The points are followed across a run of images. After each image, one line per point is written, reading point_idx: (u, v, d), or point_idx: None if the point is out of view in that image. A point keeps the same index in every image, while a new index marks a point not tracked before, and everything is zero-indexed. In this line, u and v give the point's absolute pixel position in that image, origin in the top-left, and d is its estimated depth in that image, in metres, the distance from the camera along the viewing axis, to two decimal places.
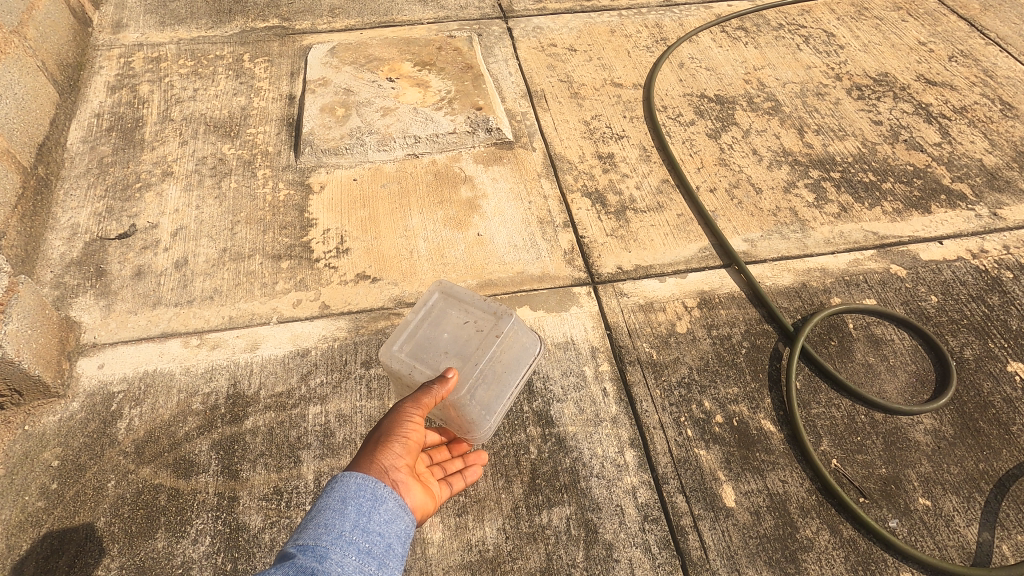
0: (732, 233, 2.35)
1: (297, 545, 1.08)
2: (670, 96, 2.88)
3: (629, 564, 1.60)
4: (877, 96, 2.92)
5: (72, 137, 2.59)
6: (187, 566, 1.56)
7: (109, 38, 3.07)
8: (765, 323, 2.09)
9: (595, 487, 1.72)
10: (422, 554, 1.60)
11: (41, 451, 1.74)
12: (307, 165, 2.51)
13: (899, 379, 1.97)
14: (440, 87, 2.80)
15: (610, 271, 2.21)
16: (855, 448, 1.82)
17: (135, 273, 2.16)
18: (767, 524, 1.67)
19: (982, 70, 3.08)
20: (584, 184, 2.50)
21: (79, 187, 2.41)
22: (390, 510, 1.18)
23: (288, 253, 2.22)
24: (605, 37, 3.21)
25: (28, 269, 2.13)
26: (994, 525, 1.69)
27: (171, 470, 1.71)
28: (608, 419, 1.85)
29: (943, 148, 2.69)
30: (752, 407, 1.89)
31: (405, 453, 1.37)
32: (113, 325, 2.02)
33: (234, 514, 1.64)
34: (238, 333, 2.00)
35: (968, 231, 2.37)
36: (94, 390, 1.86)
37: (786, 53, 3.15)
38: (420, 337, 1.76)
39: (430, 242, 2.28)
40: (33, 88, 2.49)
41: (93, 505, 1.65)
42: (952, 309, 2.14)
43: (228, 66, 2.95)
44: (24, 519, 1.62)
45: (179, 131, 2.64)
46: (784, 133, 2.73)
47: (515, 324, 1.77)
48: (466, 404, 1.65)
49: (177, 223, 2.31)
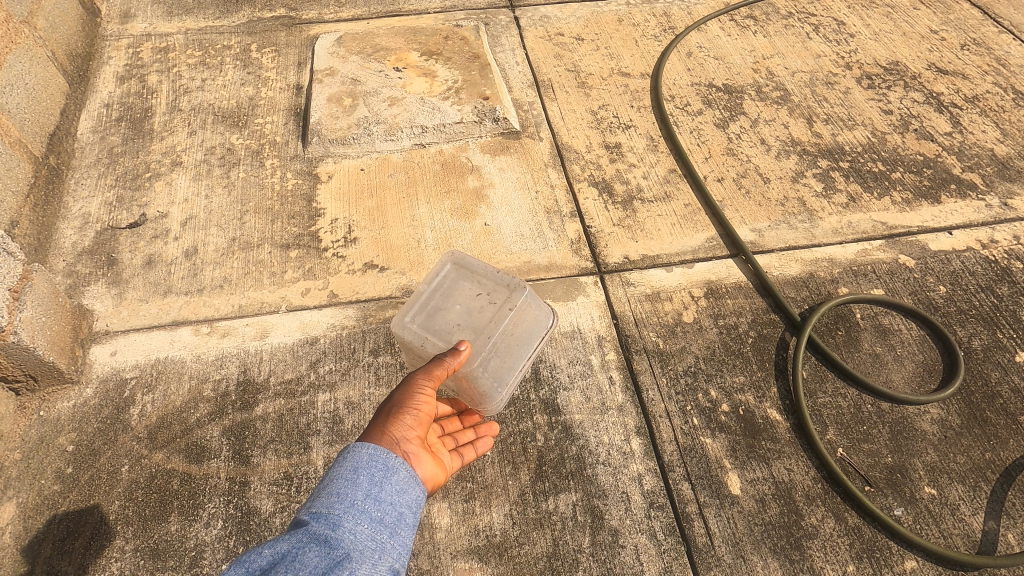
0: (739, 223, 2.35)
1: (309, 513, 1.07)
2: (678, 86, 2.86)
3: (634, 549, 1.62)
4: (887, 85, 2.89)
5: (82, 127, 2.60)
6: (200, 549, 1.59)
7: (118, 29, 3.09)
8: (771, 313, 2.09)
9: (601, 474, 1.74)
10: (430, 538, 1.62)
11: (55, 437, 1.77)
12: (315, 155, 2.52)
13: (906, 369, 1.97)
14: (447, 77, 2.80)
15: (617, 261, 2.22)
16: (861, 437, 1.82)
17: (147, 262, 2.18)
18: (772, 512, 1.68)
19: (995, 58, 3.05)
20: (591, 173, 2.49)
21: (90, 177, 2.43)
22: (402, 480, 1.17)
23: (296, 242, 2.24)
24: (613, 26, 3.19)
25: (41, 258, 2.15)
26: (1000, 513, 1.69)
27: (182, 455, 1.74)
28: (614, 407, 1.86)
29: (954, 138, 2.67)
30: (758, 397, 1.89)
31: (417, 424, 1.37)
32: (124, 313, 2.04)
33: (246, 498, 1.67)
34: (248, 321, 2.03)
35: (978, 221, 2.36)
36: (106, 376, 1.89)
37: (795, 41, 3.13)
38: (433, 307, 1.78)
39: (437, 231, 2.28)
40: (44, 79, 2.51)
41: (108, 488, 1.68)
42: (960, 299, 2.14)
43: (237, 56, 2.96)
44: (39, 502, 1.65)
45: (187, 121, 2.65)
46: (793, 122, 2.71)
47: (528, 297, 1.78)
48: (479, 376, 1.66)
49: (186, 213, 2.32)
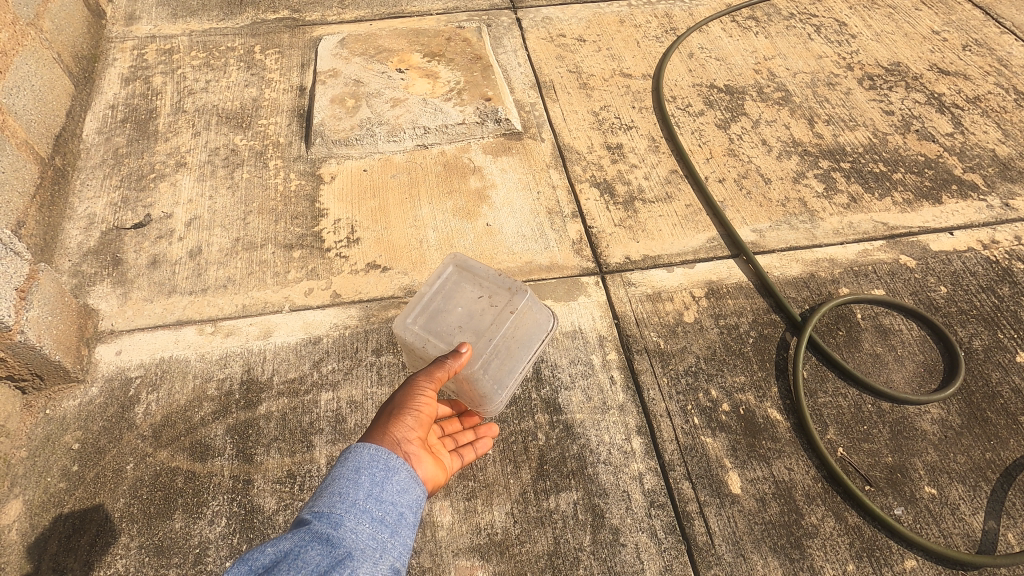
0: (741, 224, 2.35)
1: (311, 512, 1.09)
2: (679, 87, 2.87)
3: (635, 548, 1.63)
4: (889, 86, 2.90)
5: (88, 128, 2.63)
6: (204, 546, 1.61)
7: (123, 30, 3.11)
8: (772, 313, 2.10)
9: (602, 473, 1.74)
10: (432, 536, 1.64)
11: (62, 434, 1.78)
12: (318, 156, 2.54)
13: (907, 368, 1.97)
14: (449, 78, 2.81)
15: (617, 261, 2.23)
16: (862, 436, 1.83)
17: (151, 262, 2.20)
18: (772, 512, 1.69)
19: (997, 59, 3.05)
20: (593, 174, 2.51)
21: (95, 178, 2.45)
22: (403, 480, 1.18)
23: (299, 243, 2.25)
24: (614, 27, 3.20)
25: (48, 257, 2.17)
26: (1000, 513, 1.70)
27: (187, 453, 1.76)
28: (616, 407, 1.87)
29: (955, 139, 2.67)
30: (759, 397, 1.90)
31: (417, 425, 1.38)
32: (129, 313, 2.06)
33: (249, 497, 1.68)
34: (252, 321, 2.04)
35: (980, 221, 2.37)
36: (112, 375, 1.90)
37: (797, 42, 3.14)
38: (434, 309, 1.79)
39: (440, 232, 2.30)
40: (50, 80, 2.53)
41: (113, 487, 1.70)
42: (961, 300, 2.14)
43: (240, 57, 2.98)
44: (46, 500, 1.67)
45: (192, 122, 2.67)
46: (795, 123, 2.72)
47: (529, 300, 1.79)
48: (479, 378, 1.67)
49: (190, 213, 2.34)
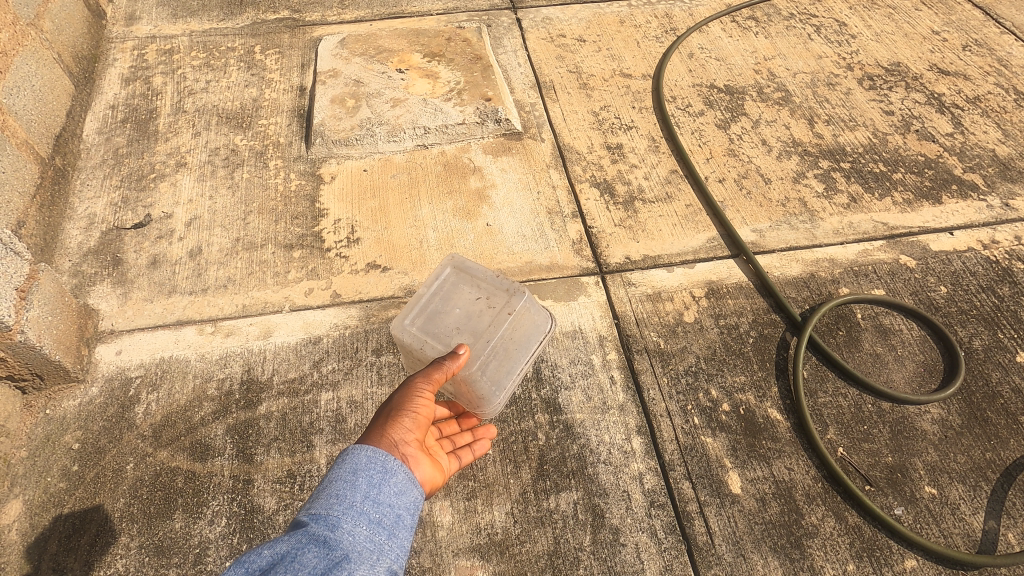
0: (741, 224, 2.35)
1: (309, 514, 1.09)
2: (679, 87, 2.87)
3: (635, 547, 1.63)
4: (889, 86, 2.90)
5: (88, 128, 2.63)
6: (204, 546, 1.61)
7: (123, 30, 3.11)
8: (771, 313, 2.10)
9: (602, 473, 1.74)
10: (432, 536, 1.64)
11: (62, 434, 1.78)
12: (318, 156, 2.54)
13: (907, 368, 1.97)
14: (449, 79, 2.81)
15: (617, 261, 2.23)
16: (862, 436, 1.83)
17: (151, 262, 2.20)
18: (772, 511, 1.69)
19: (997, 59, 3.05)
20: (593, 174, 2.51)
21: (95, 178, 2.45)
22: (400, 482, 1.18)
23: (299, 243, 2.25)
24: (614, 27, 3.20)
25: (48, 257, 2.17)
26: (1000, 513, 1.69)
27: (187, 453, 1.76)
28: (616, 407, 1.87)
29: (955, 139, 2.67)
30: (759, 397, 1.90)
31: (415, 427, 1.38)
32: (129, 313, 2.06)
33: (249, 496, 1.68)
34: (252, 320, 2.04)
35: (979, 221, 2.37)
36: (112, 375, 1.90)
37: (797, 42, 3.14)
38: (432, 310, 1.79)
39: (440, 232, 2.30)
40: (50, 80, 2.53)
41: (113, 486, 1.70)
42: (961, 299, 2.14)
43: (240, 58, 2.98)
44: (46, 500, 1.67)
45: (192, 122, 2.67)
46: (795, 123, 2.72)
47: (527, 302, 1.79)
48: (477, 380, 1.67)
49: (190, 213, 2.34)
